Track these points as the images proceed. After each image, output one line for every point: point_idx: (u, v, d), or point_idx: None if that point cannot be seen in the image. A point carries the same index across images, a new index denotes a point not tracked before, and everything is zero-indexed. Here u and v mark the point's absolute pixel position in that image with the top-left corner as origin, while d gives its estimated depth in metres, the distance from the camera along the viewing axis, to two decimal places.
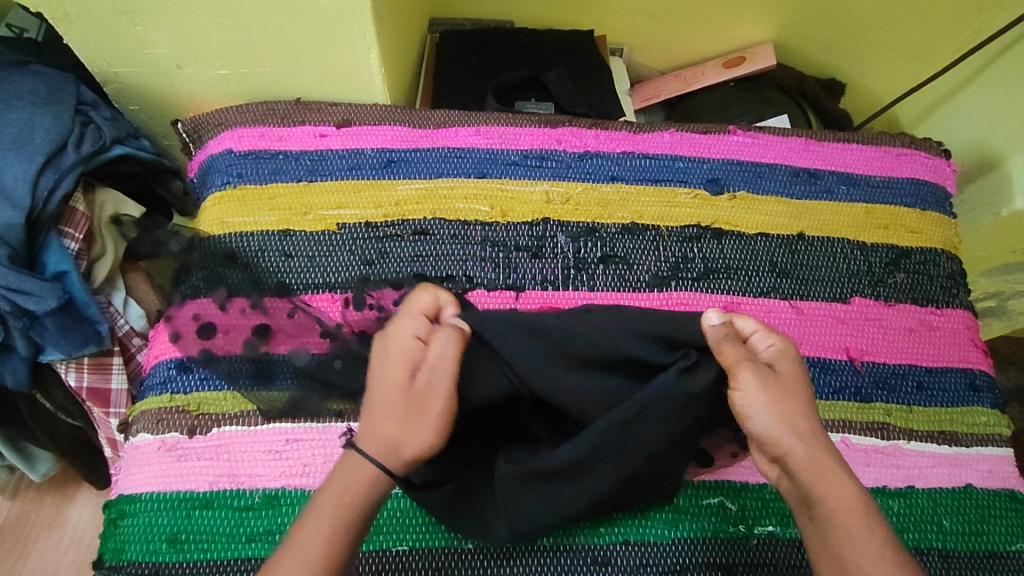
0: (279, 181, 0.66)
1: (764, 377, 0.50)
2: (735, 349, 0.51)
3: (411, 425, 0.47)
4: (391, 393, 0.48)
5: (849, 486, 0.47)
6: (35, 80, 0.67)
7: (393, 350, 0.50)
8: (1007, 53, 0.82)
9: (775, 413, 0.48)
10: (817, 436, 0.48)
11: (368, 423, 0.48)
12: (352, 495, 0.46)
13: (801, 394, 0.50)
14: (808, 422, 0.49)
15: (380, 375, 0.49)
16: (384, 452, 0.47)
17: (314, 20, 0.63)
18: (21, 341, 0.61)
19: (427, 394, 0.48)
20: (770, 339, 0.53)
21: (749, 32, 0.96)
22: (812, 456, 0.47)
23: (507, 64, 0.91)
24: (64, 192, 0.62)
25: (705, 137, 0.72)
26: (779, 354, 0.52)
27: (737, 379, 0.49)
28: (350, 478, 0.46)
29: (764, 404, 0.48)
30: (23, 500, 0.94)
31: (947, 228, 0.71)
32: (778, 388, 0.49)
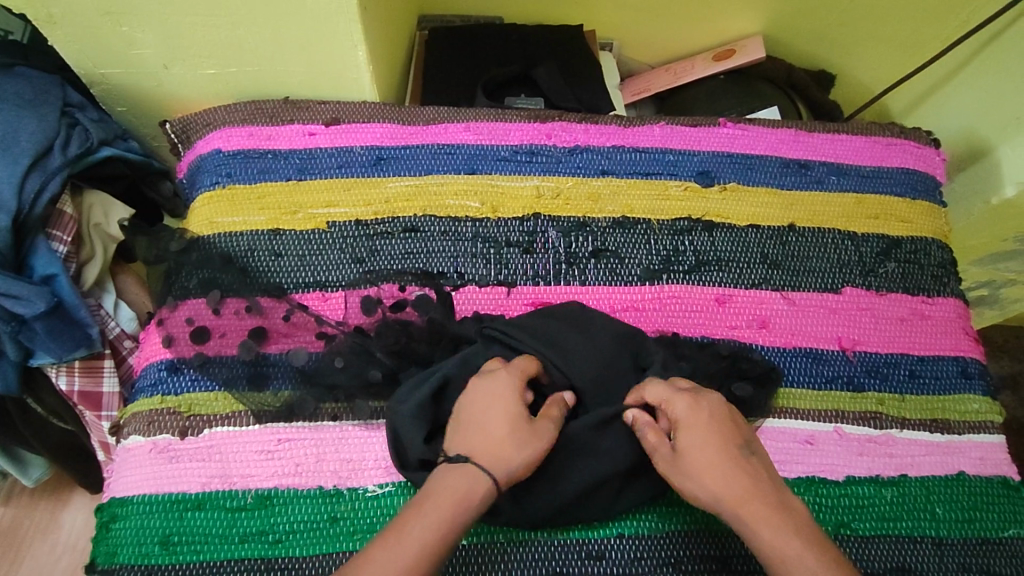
0: (268, 181, 0.66)
1: (670, 457, 0.50)
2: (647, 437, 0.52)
3: (518, 452, 0.48)
4: (508, 420, 0.49)
5: (780, 530, 0.46)
6: (18, 83, 0.66)
7: (509, 385, 0.51)
8: (995, 41, 0.83)
9: (691, 486, 0.49)
10: (739, 492, 0.47)
11: (478, 440, 0.48)
12: (470, 499, 0.46)
13: (716, 450, 0.49)
14: (730, 479, 0.48)
15: (493, 404, 0.50)
16: (495, 466, 0.47)
17: (301, 18, 0.62)
18: (10, 346, 0.60)
19: (538, 432, 0.50)
20: (673, 407, 0.52)
21: (738, 24, 0.96)
22: (736, 515, 0.47)
23: (497, 59, 0.90)
24: (50, 195, 0.62)
25: (695, 130, 0.72)
26: (686, 420, 0.51)
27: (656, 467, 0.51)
28: (469, 483, 0.46)
29: (678, 484, 0.49)
30: (17, 506, 0.93)
31: (937, 216, 0.71)
32: (683, 461, 0.49)
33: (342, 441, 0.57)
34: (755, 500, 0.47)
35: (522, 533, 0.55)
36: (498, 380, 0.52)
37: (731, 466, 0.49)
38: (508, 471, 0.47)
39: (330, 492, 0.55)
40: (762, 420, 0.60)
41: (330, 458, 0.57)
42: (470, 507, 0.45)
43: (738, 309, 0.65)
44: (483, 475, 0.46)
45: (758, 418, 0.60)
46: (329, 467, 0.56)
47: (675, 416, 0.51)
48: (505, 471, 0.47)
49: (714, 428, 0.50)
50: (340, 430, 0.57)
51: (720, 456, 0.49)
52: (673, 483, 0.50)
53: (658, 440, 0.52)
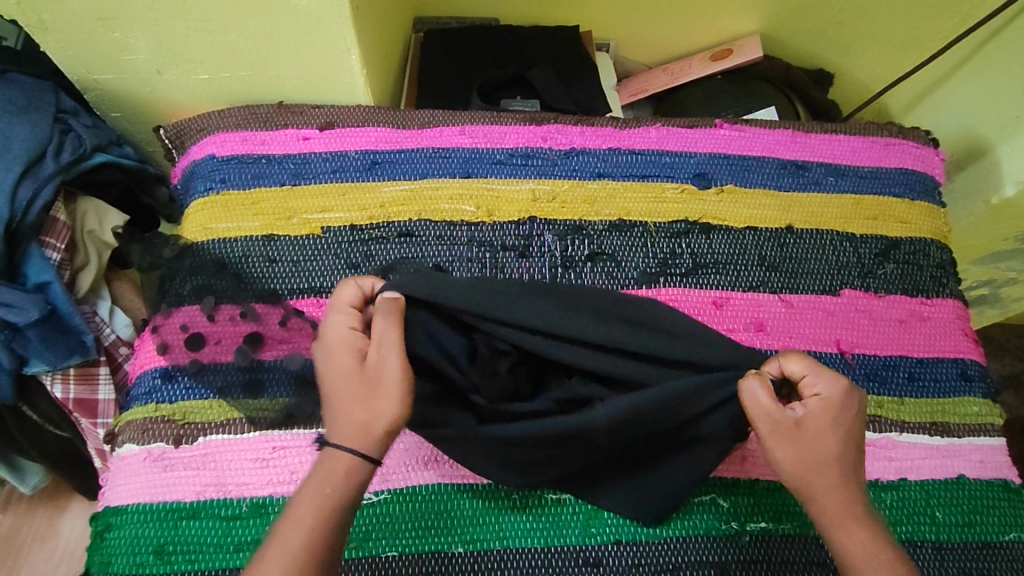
0: (263, 186, 0.66)
1: (791, 431, 0.48)
2: (770, 400, 0.48)
3: (376, 406, 0.46)
4: (344, 383, 0.47)
5: (867, 537, 0.46)
6: (10, 89, 0.66)
7: (336, 345, 0.49)
8: (995, 39, 0.82)
9: (800, 469, 0.48)
10: (840, 488, 0.47)
11: (332, 419, 0.47)
12: (332, 483, 0.45)
13: (837, 444, 0.48)
14: (838, 473, 0.48)
15: (329, 371, 0.48)
16: (358, 438, 0.46)
17: (295, 22, 0.62)
18: (3, 356, 0.59)
19: (376, 373, 0.47)
20: (817, 389, 0.49)
21: (735, 24, 0.96)
22: (829, 506, 0.47)
23: (493, 61, 0.90)
24: (43, 203, 0.62)
25: (691, 132, 0.72)
26: (824, 408, 0.49)
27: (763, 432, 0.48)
28: (330, 467, 0.46)
29: (789, 460, 0.48)
30: (15, 512, 0.93)
31: (937, 217, 0.71)
32: (805, 443, 0.48)
33: None
34: (854, 499, 0.47)
35: (520, 541, 0.55)
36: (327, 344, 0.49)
37: (849, 466, 0.48)
38: (373, 430, 0.46)
39: None
40: None
41: None
42: (344, 493, 0.45)
43: (735, 312, 0.64)
44: (347, 455, 0.46)
45: None
46: None
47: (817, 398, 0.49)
48: (361, 433, 0.46)
49: (848, 422, 0.49)
50: None
51: (837, 451, 0.48)
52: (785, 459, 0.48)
53: (776, 407, 0.48)
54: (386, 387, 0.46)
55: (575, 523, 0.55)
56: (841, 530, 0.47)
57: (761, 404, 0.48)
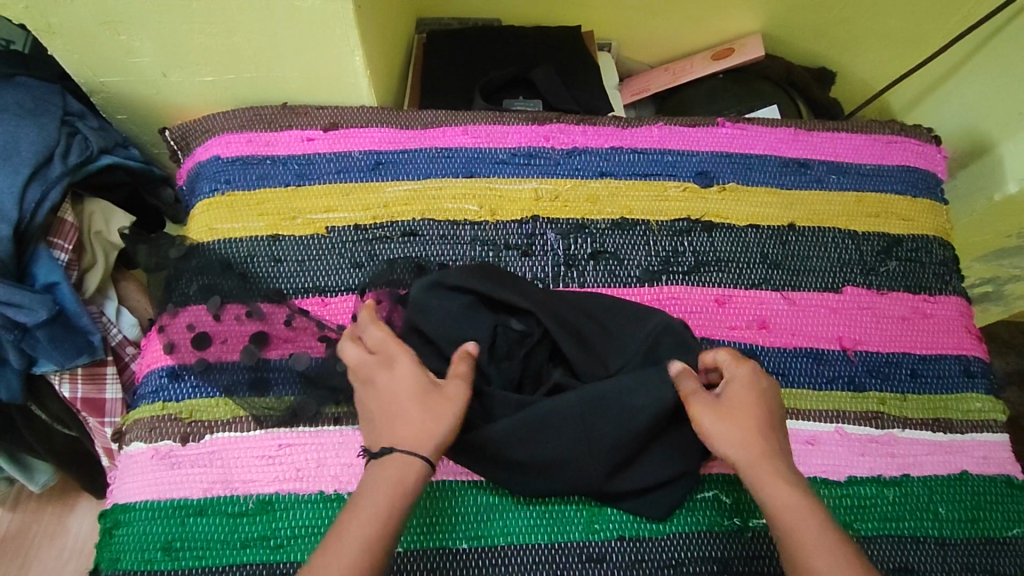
0: (267, 187, 0.66)
1: (715, 404, 0.52)
2: (692, 381, 0.53)
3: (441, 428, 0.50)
4: (413, 401, 0.51)
5: (792, 493, 0.49)
6: (19, 93, 0.67)
7: (397, 369, 0.53)
8: (997, 37, 0.82)
9: (726, 439, 0.51)
10: (764, 452, 0.50)
11: (394, 434, 0.50)
12: (404, 485, 0.48)
13: (756, 409, 0.52)
14: (759, 440, 0.51)
15: (396, 392, 0.51)
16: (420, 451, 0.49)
17: (298, 24, 0.63)
18: (13, 354, 0.61)
19: (447, 401, 0.51)
20: (732, 368, 0.54)
21: (737, 23, 0.96)
22: (753, 471, 0.50)
23: (495, 62, 0.90)
24: (52, 204, 0.63)
25: (693, 130, 0.72)
26: (739, 382, 0.53)
27: (693, 409, 0.52)
28: (399, 472, 0.48)
29: (715, 431, 0.51)
30: (24, 511, 0.94)
31: (939, 214, 0.71)
32: (726, 414, 0.52)
33: (343, 445, 0.57)
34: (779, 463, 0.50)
35: (523, 537, 0.55)
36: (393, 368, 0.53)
37: (768, 431, 0.51)
38: (435, 448, 0.50)
39: (332, 497, 0.56)
40: None
41: (330, 462, 0.57)
42: (407, 495, 0.48)
43: (737, 309, 0.64)
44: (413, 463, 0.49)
45: None
46: (330, 472, 0.56)
47: (734, 376, 0.54)
48: (430, 444, 0.49)
49: (764, 397, 0.53)
50: (340, 434, 0.58)
51: (756, 420, 0.52)
52: (707, 423, 0.51)
53: (697, 384, 0.53)
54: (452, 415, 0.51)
55: (578, 518, 0.56)
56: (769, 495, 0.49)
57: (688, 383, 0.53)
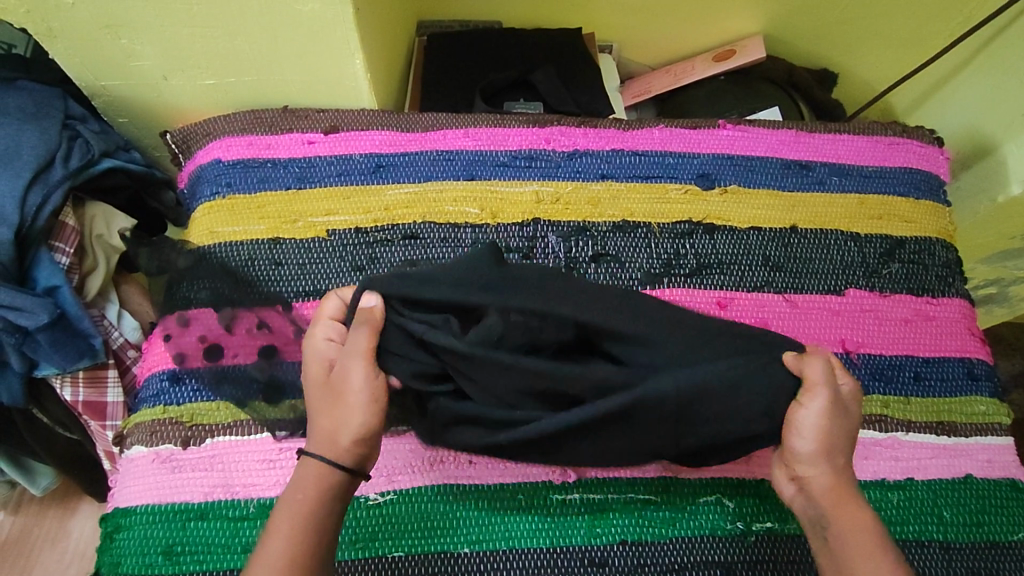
0: (267, 190, 0.66)
1: (833, 409, 0.48)
2: (824, 373, 0.49)
3: (344, 417, 0.49)
4: (319, 394, 0.51)
5: (862, 516, 0.48)
6: (21, 97, 0.67)
7: (310, 359, 0.52)
8: (999, 38, 0.82)
9: (824, 447, 0.48)
10: (843, 472, 0.49)
11: (311, 429, 0.50)
12: (302, 491, 0.48)
13: (854, 427, 0.50)
14: (846, 458, 0.49)
15: (307, 380, 0.52)
16: (327, 447, 0.49)
17: (299, 28, 0.63)
18: (15, 357, 0.61)
19: (343, 382, 0.49)
20: (846, 379, 0.51)
21: (738, 25, 0.96)
22: (833, 485, 0.48)
23: (496, 64, 0.90)
24: (53, 207, 0.63)
25: (694, 132, 0.72)
26: (850, 395, 0.50)
27: (810, 403, 0.48)
28: (302, 478, 0.48)
29: (819, 433, 0.48)
30: (26, 514, 0.94)
31: (942, 216, 0.71)
32: (834, 425, 0.48)
33: None
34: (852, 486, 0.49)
35: (525, 541, 0.55)
36: (307, 351, 0.52)
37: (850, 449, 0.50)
38: (341, 437, 0.49)
39: None
40: None
41: None
42: (314, 498, 0.48)
43: (740, 312, 0.64)
44: (318, 463, 0.48)
45: None
46: None
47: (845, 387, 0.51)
48: (331, 441, 0.49)
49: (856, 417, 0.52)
50: None
51: (849, 437, 0.49)
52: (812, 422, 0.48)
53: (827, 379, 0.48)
54: (351, 398, 0.49)
55: (580, 522, 0.56)
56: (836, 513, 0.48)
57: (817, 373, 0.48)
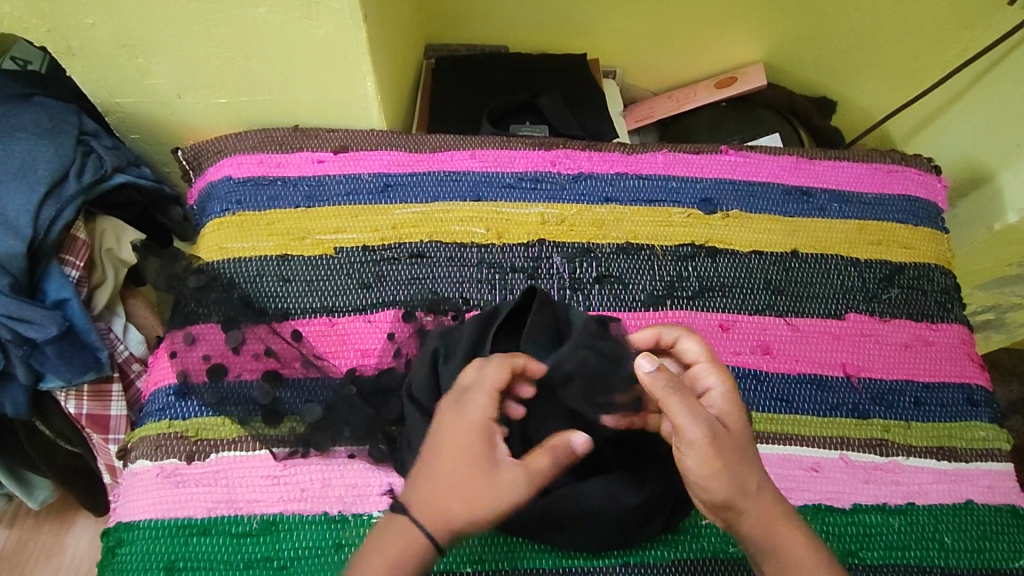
0: (277, 208, 0.67)
1: (717, 429, 0.46)
2: (686, 405, 0.46)
3: (472, 513, 0.44)
4: (460, 471, 0.44)
5: (793, 529, 0.46)
6: (37, 112, 0.68)
7: (464, 423, 0.46)
8: (994, 70, 0.84)
9: (729, 467, 0.45)
10: (765, 492, 0.47)
11: (421, 498, 0.44)
12: (399, 567, 0.43)
13: (747, 437, 0.48)
14: (752, 469, 0.47)
15: (449, 443, 0.46)
16: (437, 524, 0.44)
17: (315, 49, 0.64)
18: (21, 369, 0.61)
19: (493, 478, 0.45)
20: (711, 377, 0.51)
21: (740, 53, 0.98)
22: (759, 510, 0.46)
23: (502, 88, 0.92)
24: (65, 221, 0.63)
25: (697, 157, 0.73)
26: (722, 399, 0.50)
27: (692, 437, 0.45)
28: (399, 548, 0.43)
29: (723, 462, 0.45)
30: (21, 528, 0.93)
31: (940, 242, 0.72)
32: (728, 439, 0.47)
33: (347, 467, 0.57)
34: (766, 489, 0.47)
35: (526, 562, 0.55)
36: (468, 418, 0.47)
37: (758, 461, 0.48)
38: (456, 526, 0.44)
39: (335, 517, 0.56)
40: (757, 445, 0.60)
41: (334, 484, 0.57)
42: (404, 573, 0.43)
43: (741, 335, 0.65)
44: (422, 538, 0.44)
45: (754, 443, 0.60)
46: (334, 493, 0.56)
47: (714, 386, 0.51)
48: (447, 528, 0.44)
49: (745, 413, 0.50)
50: (344, 456, 0.58)
51: (743, 441, 0.48)
52: (713, 459, 0.45)
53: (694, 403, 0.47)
54: (494, 503, 0.44)
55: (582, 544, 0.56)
56: (769, 534, 0.46)
57: (681, 407, 0.46)
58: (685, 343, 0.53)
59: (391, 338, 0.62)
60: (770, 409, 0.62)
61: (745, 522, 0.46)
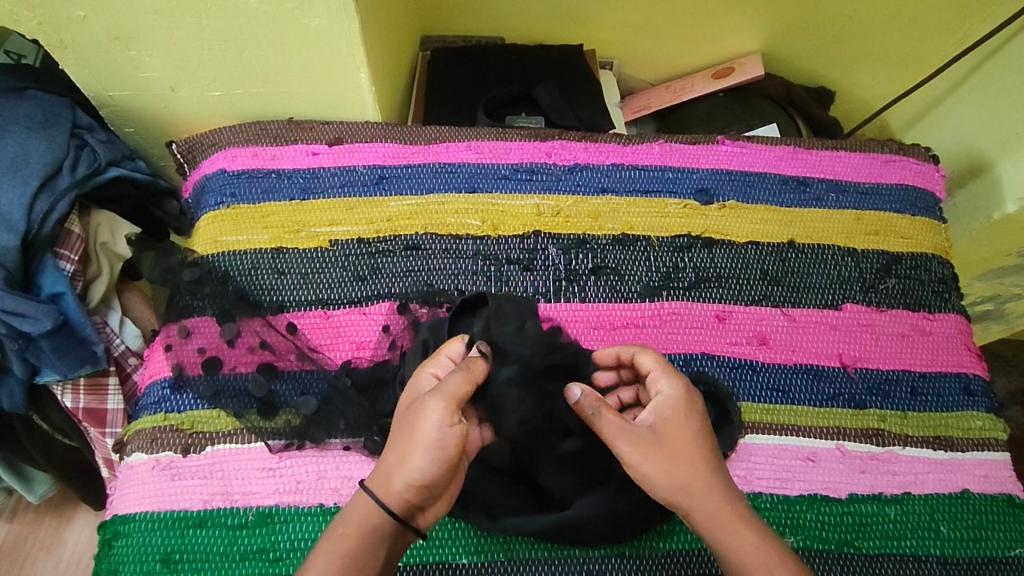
0: (271, 200, 0.67)
1: (648, 435, 0.48)
2: (612, 420, 0.48)
3: (410, 458, 0.44)
4: (395, 427, 0.47)
5: (747, 530, 0.45)
6: (31, 106, 0.68)
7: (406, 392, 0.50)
8: (993, 59, 0.84)
9: (666, 475, 0.46)
10: (713, 493, 0.46)
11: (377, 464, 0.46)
12: (348, 525, 0.44)
13: (694, 441, 0.48)
14: (697, 470, 0.46)
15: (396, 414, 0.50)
16: (378, 477, 0.45)
17: (308, 40, 0.64)
18: (17, 363, 0.61)
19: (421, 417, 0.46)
20: (662, 383, 0.50)
21: (737, 43, 0.97)
22: (707, 512, 0.45)
23: (498, 80, 0.92)
24: (59, 215, 0.63)
25: (694, 148, 0.73)
26: (667, 403, 0.49)
27: (620, 450, 0.47)
28: (351, 512, 0.45)
29: (652, 470, 0.46)
30: (21, 522, 0.93)
31: (937, 232, 0.71)
32: (666, 447, 0.47)
33: (343, 459, 0.58)
34: (717, 490, 0.46)
35: (523, 554, 0.55)
36: (407, 384, 0.51)
37: (711, 462, 0.47)
38: (395, 473, 0.44)
39: (331, 509, 0.56)
40: (754, 437, 0.60)
41: (330, 475, 0.57)
42: (354, 534, 0.43)
43: (737, 325, 0.65)
44: (366, 495, 0.45)
45: (750, 434, 0.60)
46: (330, 485, 0.57)
47: (664, 394, 0.50)
48: (385, 480, 0.44)
49: (699, 416, 0.49)
50: (341, 448, 0.58)
51: (687, 443, 0.47)
52: (645, 467, 0.46)
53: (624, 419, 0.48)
54: (422, 438, 0.44)
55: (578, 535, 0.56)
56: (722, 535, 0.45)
57: (605, 425, 0.48)
58: (639, 356, 0.53)
59: (387, 330, 0.62)
60: (767, 399, 0.62)
61: (697, 525, 0.46)
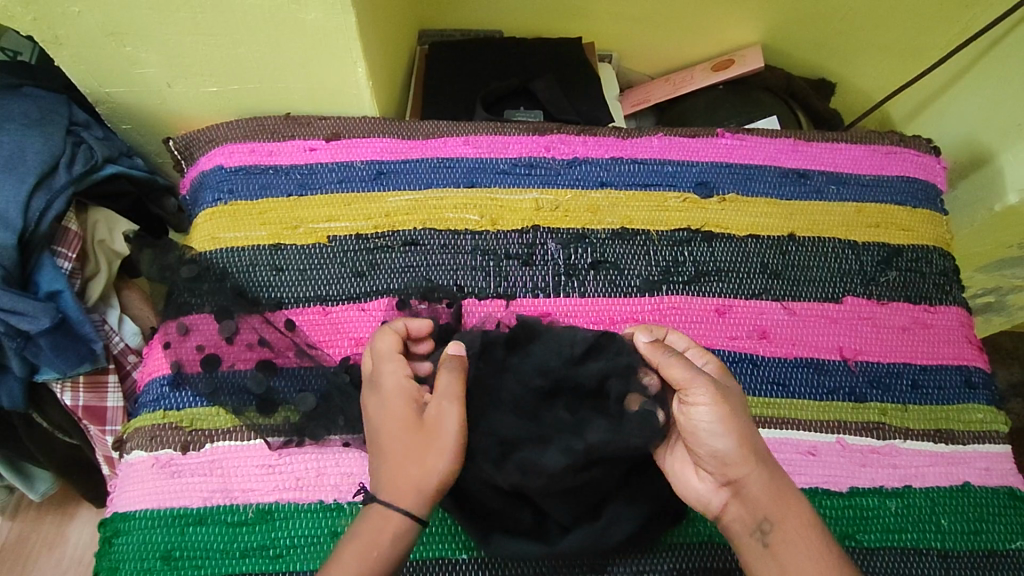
0: (269, 197, 0.67)
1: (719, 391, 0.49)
2: (683, 367, 0.50)
3: (429, 465, 0.46)
4: (397, 439, 0.48)
5: (796, 495, 0.48)
6: (27, 103, 0.68)
7: (385, 395, 0.50)
8: (994, 49, 0.83)
9: (740, 427, 0.48)
10: (769, 457, 0.49)
11: (386, 474, 0.47)
12: (379, 546, 0.45)
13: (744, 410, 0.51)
14: (755, 432, 0.49)
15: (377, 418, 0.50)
16: (399, 493, 0.46)
17: (304, 35, 0.63)
18: (16, 361, 0.61)
19: (432, 426, 0.48)
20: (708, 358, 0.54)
21: (737, 34, 0.97)
22: (769, 470, 0.48)
23: (497, 74, 0.91)
24: (56, 213, 0.63)
25: (694, 141, 0.72)
26: (718, 373, 0.53)
27: (700, 395, 0.48)
28: (375, 533, 0.45)
29: (730, 420, 0.48)
30: (23, 520, 0.94)
31: (938, 224, 0.71)
32: (734, 404, 0.49)
33: (342, 455, 0.57)
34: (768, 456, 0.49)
35: None
36: (383, 384, 0.51)
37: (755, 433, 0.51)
38: (419, 486, 0.46)
39: (331, 505, 0.56)
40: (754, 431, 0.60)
41: (330, 472, 0.57)
42: (387, 554, 0.45)
43: (737, 319, 0.64)
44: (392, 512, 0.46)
45: None
46: (330, 482, 0.57)
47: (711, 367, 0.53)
48: (409, 494, 0.46)
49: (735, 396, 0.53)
50: (340, 444, 0.58)
51: (746, 413, 0.50)
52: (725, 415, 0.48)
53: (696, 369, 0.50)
54: (443, 444, 0.47)
55: None
56: (778, 505, 0.47)
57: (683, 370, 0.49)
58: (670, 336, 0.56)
59: None
60: (767, 393, 0.62)
61: (760, 481, 0.47)
